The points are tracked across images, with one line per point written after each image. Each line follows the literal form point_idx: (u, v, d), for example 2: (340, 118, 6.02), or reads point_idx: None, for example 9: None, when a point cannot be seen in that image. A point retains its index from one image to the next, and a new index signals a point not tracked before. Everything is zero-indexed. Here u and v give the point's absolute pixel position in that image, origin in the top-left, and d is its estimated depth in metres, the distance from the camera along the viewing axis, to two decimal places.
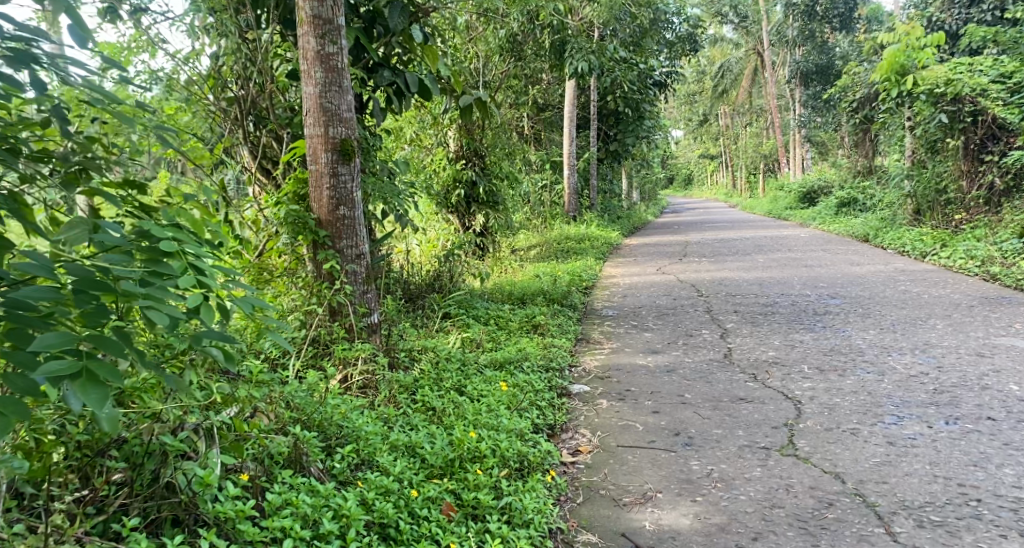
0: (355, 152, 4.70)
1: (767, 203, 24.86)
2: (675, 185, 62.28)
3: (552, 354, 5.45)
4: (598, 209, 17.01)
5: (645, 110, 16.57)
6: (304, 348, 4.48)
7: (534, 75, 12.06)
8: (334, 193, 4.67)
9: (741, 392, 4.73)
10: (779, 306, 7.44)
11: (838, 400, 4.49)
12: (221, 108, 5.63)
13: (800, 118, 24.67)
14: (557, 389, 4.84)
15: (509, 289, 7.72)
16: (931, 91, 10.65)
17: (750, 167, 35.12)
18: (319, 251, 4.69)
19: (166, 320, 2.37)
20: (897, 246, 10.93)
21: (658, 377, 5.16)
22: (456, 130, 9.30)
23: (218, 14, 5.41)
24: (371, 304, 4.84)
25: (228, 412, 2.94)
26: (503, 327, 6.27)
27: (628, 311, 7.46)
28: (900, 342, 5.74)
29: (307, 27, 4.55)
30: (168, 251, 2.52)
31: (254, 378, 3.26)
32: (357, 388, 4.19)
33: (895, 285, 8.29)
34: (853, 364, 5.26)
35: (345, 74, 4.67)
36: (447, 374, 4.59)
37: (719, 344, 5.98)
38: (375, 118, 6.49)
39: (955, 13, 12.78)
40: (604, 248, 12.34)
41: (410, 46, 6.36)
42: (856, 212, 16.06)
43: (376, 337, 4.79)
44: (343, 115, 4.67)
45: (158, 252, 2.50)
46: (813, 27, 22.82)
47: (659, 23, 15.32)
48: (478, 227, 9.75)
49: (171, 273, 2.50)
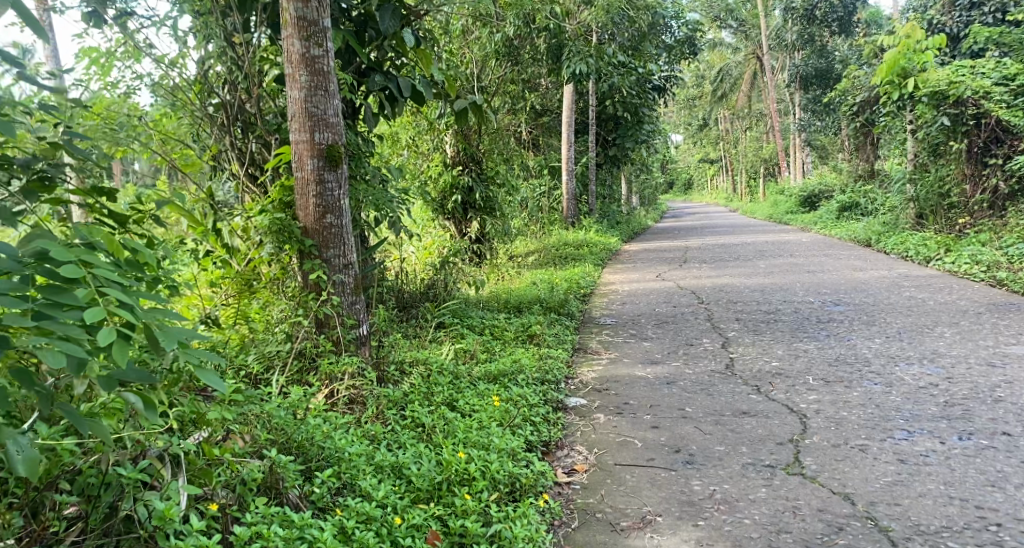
0: (342, 158, 4.53)
1: (768, 207, 24.69)
2: (674, 189, 62.12)
3: (549, 366, 5.27)
4: (598, 214, 16.86)
5: (644, 114, 16.40)
6: (290, 363, 4.31)
7: (531, 79, 11.89)
8: (321, 200, 4.51)
9: (744, 406, 4.55)
10: (782, 314, 7.27)
11: (845, 414, 4.31)
12: (207, 115, 5.48)
13: (800, 122, 24.55)
14: (552, 403, 4.67)
15: (505, 297, 7.56)
16: (933, 93, 10.50)
17: (750, 172, 34.96)
18: (305, 261, 4.51)
19: (56, 362, 2.25)
20: (900, 251, 10.76)
21: (658, 389, 4.98)
22: (453, 136, 9.17)
23: (203, 17, 5.33)
24: (360, 315, 4.66)
25: (198, 435, 2.90)
26: (498, 337, 6.10)
27: (626, 319, 7.29)
28: (908, 352, 5.56)
29: (291, 29, 4.39)
30: (72, 277, 2.39)
31: (227, 399, 3.09)
32: (343, 404, 4.01)
33: (900, 291, 8.11)
34: (860, 374, 5.08)
35: (332, 78, 4.51)
36: (437, 388, 4.42)
37: (720, 354, 5.80)
38: (367, 124, 6.35)
39: (956, 16, 12.63)
40: (603, 254, 12.18)
41: (403, 50, 6.19)
42: (858, 217, 15.88)
43: (365, 350, 4.61)
44: (328, 120, 4.51)
45: (60, 279, 2.37)
46: (812, 31, 22.61)
47: (657, 27, 15.20)
48: (475, 233, 9.57)
49: (75, 302, 2.36)
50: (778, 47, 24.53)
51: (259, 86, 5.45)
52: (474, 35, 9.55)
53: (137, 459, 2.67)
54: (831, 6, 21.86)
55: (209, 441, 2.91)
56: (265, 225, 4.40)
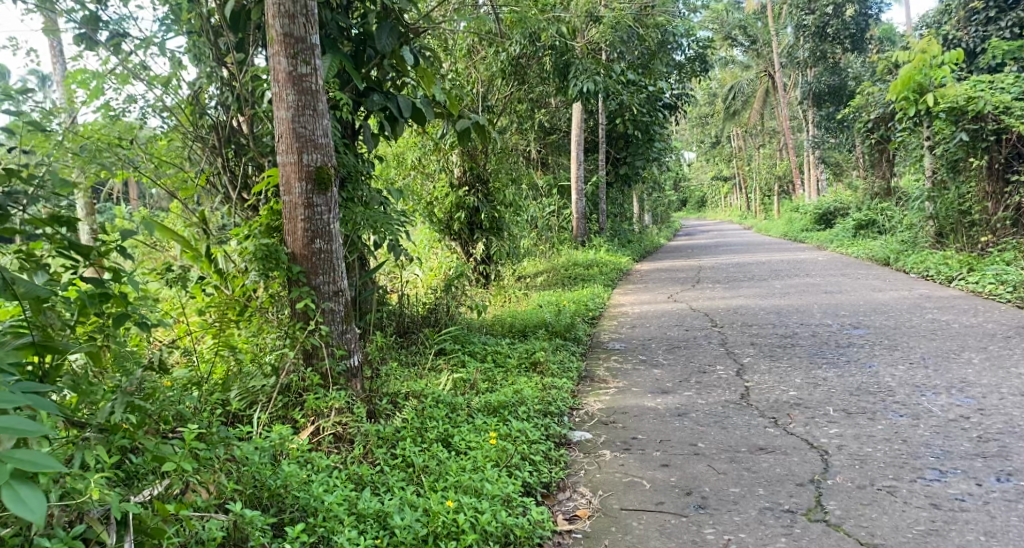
0: (331, 181, 4.30)
1: (782, 225, 24.33)
2: (687, 207, 61.69)
3: (552, 397, 5.00)
4: (608, 233, 16.56)
5: (655, 132, 16.14)
6: (275, 398, 4.05)
7: (539, 98, 11.66)
8: (309, 225, 4.27)
9: (761, 441, 4.26)
10: (799, 338, 6.97)
11: (870, 450, 4.03)
12: (198, 136, 5.22)
13: (813, 139, 24.22)
14: (555, 438, 4.39)
15: (511, 320, 7.29)
16: (951, 109, 10.23)
17: (763, 189, 34.60)
18: (293, 288, 4.26)
19: None
20: (920, 270, 10.43)
21: (669, 422, 4.69)
22: (459, 155, 8.94)
23: (193, 36, 5.16)
24: (351, 344, 4.40)
25: (148, 492, 2.76)
26: (500, 365, 5.83)
27: (636, 344, 7.00)
28: (934, 380, 5.26)
29: (277, 46, 4.17)
30: None
31: (188, 446, 2.90)
32: (329, 443, 3.77)
33: (922, 313, 7.79)
34: (883, 405, 4.78)
35: (321, 96, 4.28)
36: (432, 422, 4.16)
37: (735, 383, 5.50)
38: (367, 145, 6.05)
39: (972, 31, 12.33)
40: (613, 274, 11.88)
41: (403, 69, 5.95)
42: (875, 235, 15.52)
43: (357, 383, 4.34)
44: (317, 140, 4.27)
45: None
46: (824, 48, 22.28)
47: (667, 45, 14.97)
48: (480, 255, 9.30)
49: None
50: (790, 65, 24.28)
51: (250, 105, 5.22)
52: (481, 54, 9.34)
53: (75, 523, 2.54)
54: (844, 23, 21.54)
55: (161, 498, 2.78)
56: (250, 251, 4.17)
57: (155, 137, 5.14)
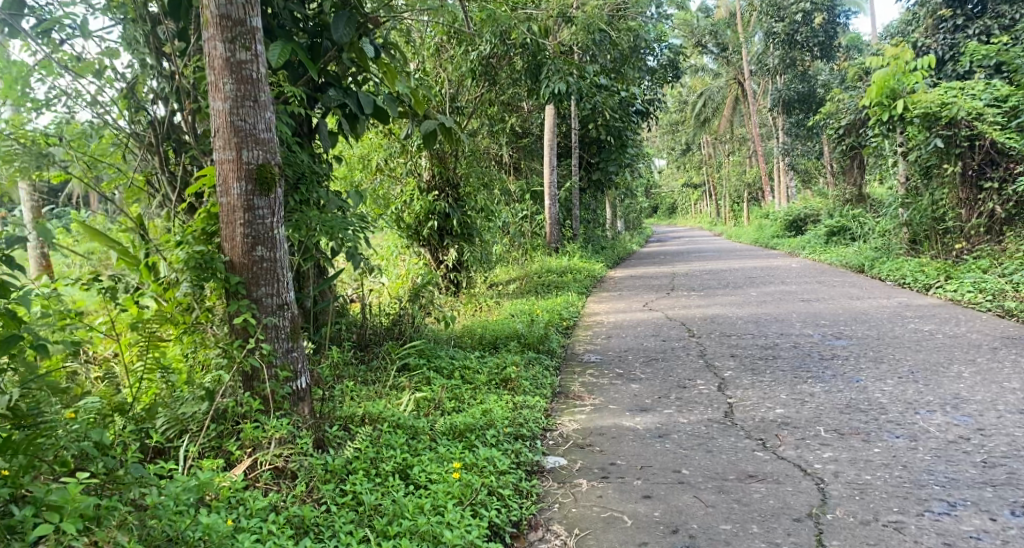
0: (274, 181, 3.93)
1: (753, 231, 24.14)
2: (659, 213, 61.63)
3: (523, 418, 4.61)
4: (581, 239, 16.19)
5: (627, 138, 15.83)
6: (207, 427, 3.71)
7: (509, 101, 11.26)
8: (249, 231, 3.89)
9: (750, 467, 3.91)
10: (781, 349, 6.63)
11: (869, 478, 3.69)
12: (131, 132, 4.75)
13: (783, 146, 24.08)
14: (526, 466, 4.01)
15: (480, 331, 6.87)
16: (925, 115, 10.01)
17: (734, 196, 34.49)
18: (231, 301, 3.89)
19: None
20: (895, 278, 10.19)
21: (650, 445, 4.31)
22: (428, 158, 8.53)
23: (128, 23, 4.71)
24: (299, 364, 4.02)
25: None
26: (467, 382, 5.43)
27: (612, 356, 6.63)
28: (927, 396, 4.94)
29: (213, 29, 3.80)
30: None
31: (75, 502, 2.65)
32: (268, 479, 3.44)
33: (904, 323, 7.50)
34: (877, 425, 4.44)
35: (262, 86, 3.91)
36: (388, 452, 3.80)
37: (718, 399, 5.13)
38: (324, 143, 5.58)
39: (940, 39, 11.98)
40: (587, 281, 11.52)
41: (363, 63, 5.52)
42: (848, 241, 15.30)
43: (304, 407, 3.97)
44: (258, 135, 3.90)
45: None
46: (794, 56, 22.06)
47: (639, 49, 14.62)
48: (451, 261, 8.87)
49: None
50: (760, 72, 24.09)
51: (192, 98, 4.77)
52: (448, 52, 8.95)
53: None
54: (813, 30, 21.37)
55: None
56: (182, 259, 3.81)
57: (86, 135, 4.68)
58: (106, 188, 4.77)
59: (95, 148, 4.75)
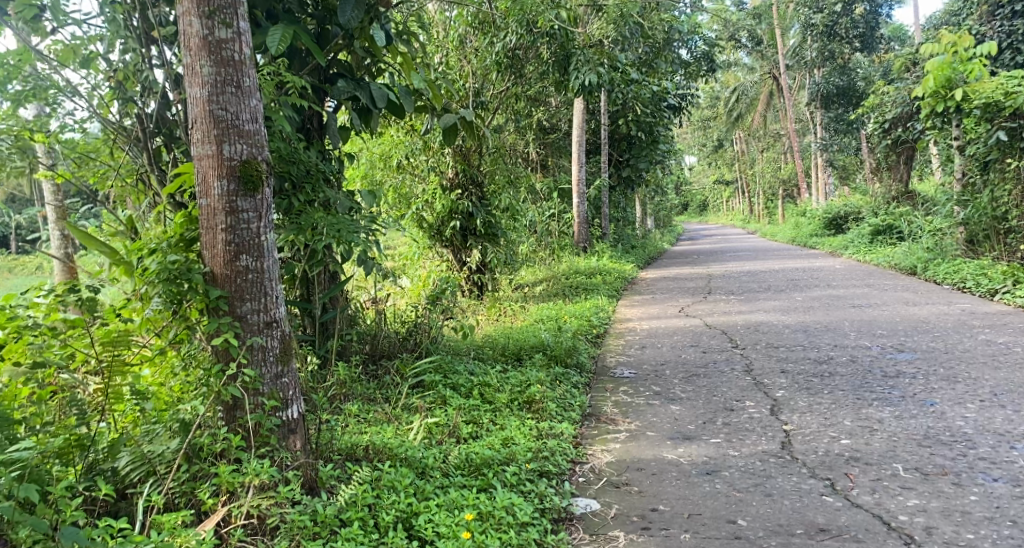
0: (261, 178, 3.38)
1: (790, 229, 23.24)
2: (689, 211, 60.57)
3: (549, 449, 4.01)
4: (611, 239, 15.57)
5: (659, 133, 15.12)
6: (178, 468, 3.21)
7: (534, 95, 10.61)
8: (231, 237, 3.35)
9: (821, 518, 3.32)
10: (838, 364, 5.95)
11: (972, 538, 3.14)
12: (116, 126, 4.19)
13: (821, 141, 23.15)
14: (551, 514, 3.44)
15: (503, 341, 6.28)
16: (986, 105, 9.18)
17: (768, 194, 33.49)
18: (211, 319, 3.35)
19: None
20: (954, 280, 9.43)
21: (696, 484, 3.70)
22: (449, 154, 7.91)
23: (115, 7, 4.13)
24: (290, 392, 3.47)
25: None
26: (488, 402, 4.85)
27: (648, 370, 6.01)
28: (1022, 426, 4.28)
29: (188, 3, 3.29)
30: None
31: None
32: (241, 535, 3.00)
33: (973, 334, 6.76)
34: (968, 462, 3.79)
35: (246, 69, 3.38)
36: (391, 495, 3.31)
37: (772, 426, 4.49)
38: (332, 140, 5.00)
39: (996, 25, 11.11)
40: (617, 283, 10.88)
41: (374, 50, 4.92)
42: (895, 240, 14.46)
43: (295, 441, 3.44)
44: (241, 126, 3.36)
45: None
46: (833, 48, 21.00)
47: (673, 40, 13.92)
48: (475, 263, 8.27)
49: None
50: (797, 65, 23.19)
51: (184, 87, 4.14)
52: (471, 43, 8.33)
53: None
54: (853, 21, 20.43)
55: None
56: (154, 271, 3.29)
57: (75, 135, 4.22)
58: (101, 186, 4.36)
59: (88, 146, 4.32)
